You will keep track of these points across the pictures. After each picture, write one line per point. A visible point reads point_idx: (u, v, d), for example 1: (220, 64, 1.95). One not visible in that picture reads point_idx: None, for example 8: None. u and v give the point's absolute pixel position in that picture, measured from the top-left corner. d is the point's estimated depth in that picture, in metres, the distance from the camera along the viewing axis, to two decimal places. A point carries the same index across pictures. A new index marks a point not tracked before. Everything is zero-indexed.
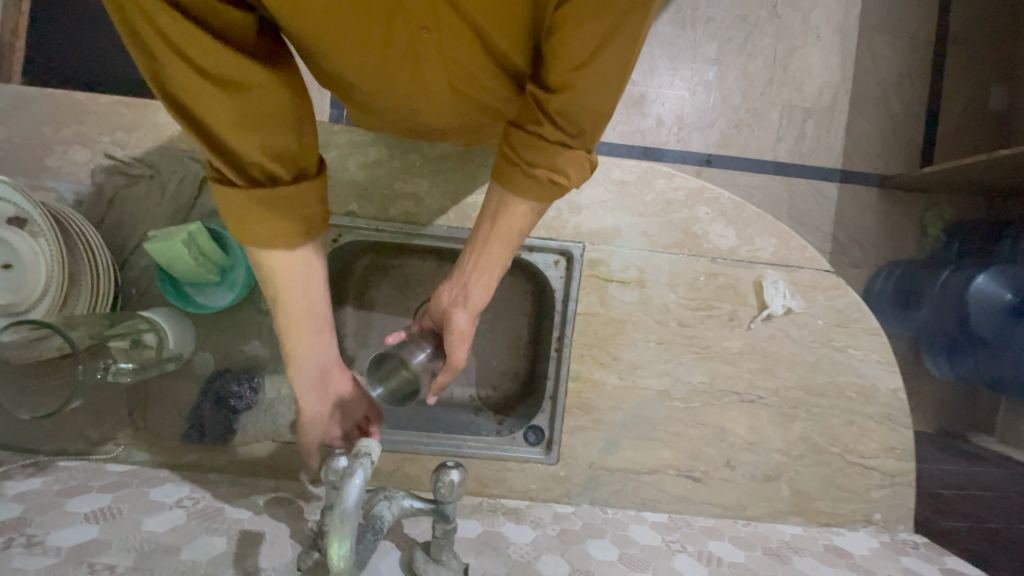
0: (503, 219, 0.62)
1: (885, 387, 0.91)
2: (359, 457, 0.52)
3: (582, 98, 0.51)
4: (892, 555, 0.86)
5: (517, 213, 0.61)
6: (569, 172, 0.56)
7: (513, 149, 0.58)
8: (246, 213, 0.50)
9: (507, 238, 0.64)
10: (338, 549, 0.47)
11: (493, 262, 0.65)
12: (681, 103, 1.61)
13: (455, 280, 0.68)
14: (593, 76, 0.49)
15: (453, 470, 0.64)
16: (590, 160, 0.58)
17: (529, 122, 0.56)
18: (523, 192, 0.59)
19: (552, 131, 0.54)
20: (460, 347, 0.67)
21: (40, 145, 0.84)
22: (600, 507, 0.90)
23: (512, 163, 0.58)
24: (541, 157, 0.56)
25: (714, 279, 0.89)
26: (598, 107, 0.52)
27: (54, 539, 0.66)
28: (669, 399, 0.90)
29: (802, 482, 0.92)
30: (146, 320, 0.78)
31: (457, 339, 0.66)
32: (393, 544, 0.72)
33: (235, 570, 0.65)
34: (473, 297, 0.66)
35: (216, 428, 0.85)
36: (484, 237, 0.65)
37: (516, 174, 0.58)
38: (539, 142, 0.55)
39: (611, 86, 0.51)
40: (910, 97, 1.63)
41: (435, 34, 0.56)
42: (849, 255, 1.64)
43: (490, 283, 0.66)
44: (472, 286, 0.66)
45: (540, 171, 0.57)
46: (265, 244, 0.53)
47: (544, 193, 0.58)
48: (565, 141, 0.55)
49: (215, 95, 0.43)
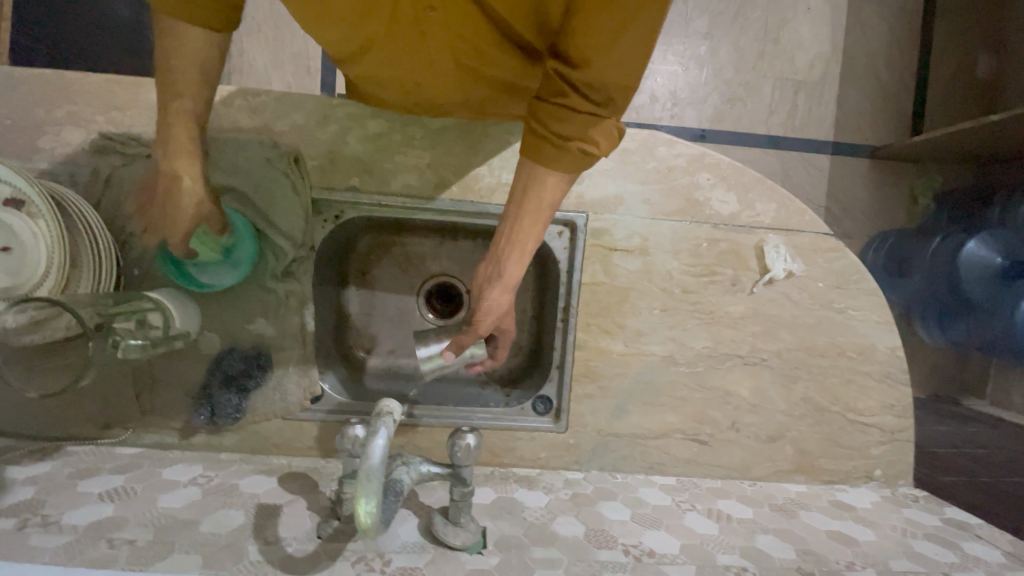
0: (534, 194, 0.61)
1: (884, 346, 0.93)
2: (382, 418, 0.54)
3: (610, 69, 0.52)
4: (893, 507, 0.89)
5: (549, 187, 0.61)
6: (599, 142, 0.57)
7: (539, 122, 0.57)
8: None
9: (539, 212, 0.62)
10: (365, 506, 0.48)
11: (525, 237, 0.63)
12: (674, 79, 1.61)
13: (488, 257, 0.66)
14: (622, 46, 0.51)
15: (468, 434, 0.65)
16: (618, 129, 0.59)
17: (556, 95, 0.56)
18: (554, 164, 0.58)
19: (580, 101, 0.55)
20: (487, 319, 0.68)
21: (31, 126, 0.82)
22: (609, 473, 0.92)
23: (540, 138, 0.58)
24: (572, 127, 0.55)
25: (715, 245, 0.90)
26: (623, 80, 0.54)
27: (69, 518, 0.66)
28: (674, 364, 0.91)
29: (804, 441, 0.94)
30: (151, 299, 0.77)
31: (490, 310, 0.67)
32: (410, 511, 0.73)
33: (255, 539, 0.66)
34: (508, 274, 0.65)
35: (229, 408, 0.84)
36: (516, 209, 0.62)
37: (546, 148, 0.57)
38: (569, 113, 0.55)
39: (638, 59, 0.52)
40: (900, 66, 1.64)
41: (441, 12, 0.58)
42: (841, 226, 1.66)
43: (524, 258, 0.65)
44: (505, 263, 0.64)
45: (572, 143, 0.56)
46: (180, 15, 0.60)
47: (575, 164, 0.58)
48: (595, 111, 0.55)
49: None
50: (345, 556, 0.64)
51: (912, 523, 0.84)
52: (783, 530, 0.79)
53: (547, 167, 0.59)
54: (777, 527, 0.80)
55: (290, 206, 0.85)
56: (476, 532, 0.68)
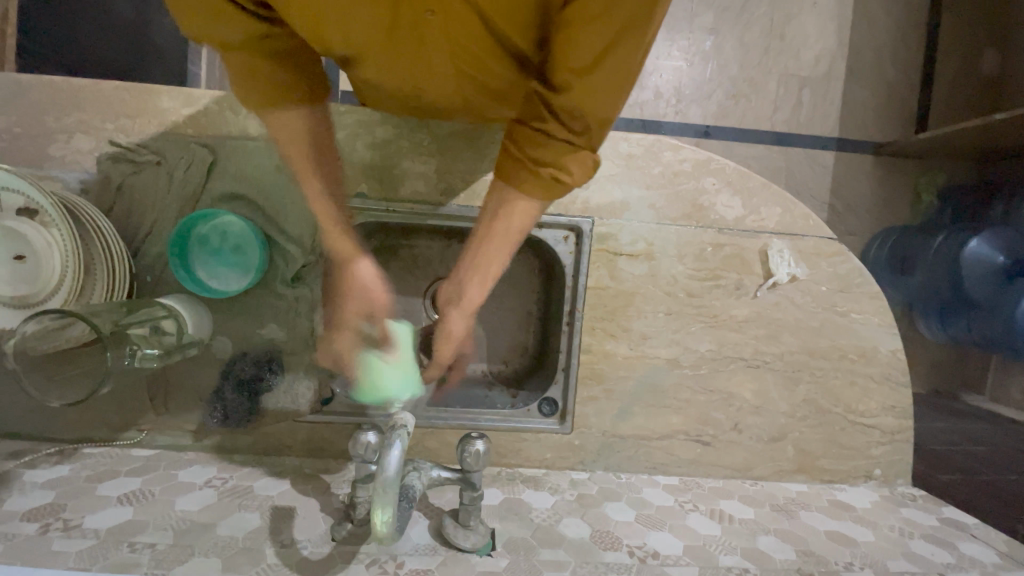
0: (501, 217, 0.61)
1: (885, 348, 0.94)
2: (395, 430, 0.56)
3: (589, 99, 0.52)
4: (892, 507, 0.91)
5: (519, 213, 0.60)
6: (573, 170, 0.57)
7: (518, 146, 0.58)
8: (250, 80, 0.59)
9: (505, 237, 0.62)
10: (381, 516, 0.50)
11: (489, 261, 0.63)
12: (678, 75, 1.60)
13: (454, 278, 0.67)
14: (600, 74, 0.50)
15: (477, 440, 0.67)
16: (595, 159, 0.58)
17: (535, 118, 0.57)
18: (526, 190, 0.59)
19: (556, 128, 0.55)
20: (448, 346, 0.69)
21: (42, 134, 0.83)
22: (614, 473, 0.93)
23: (517, 162, 0.59)
24: (545, 154, 0.56)
25: (720, 250, 0.91)
26: (601, 111, 0.53)
27: (90, 522, 0.68)
28: (678, 367, 0.93)
29: (805, 442, 0.96)
30: (163, 307, 0.79)
31: (449, 337, 0.68)
32: (421, 513, 0.75)
33: (271, 542, 0.68)
34: (469, 298, 0.65)
35: (239, 411, 0.85)
36: (482, 233, 0.63)
37: (521, 172, 0.58)
38: (545, 139, 0.56)
39: (618, 87, 0.52)
40: (906, 62, 1.63)
41: (438, 15, 0.56)
42: (845, 223, 1.67)
43: (485, 284, 0.65)
44: (467, 285, 0.65)
45: (545, 170, 0.57)
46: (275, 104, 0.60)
47: (548, 192, 0.58)
48: (570, 140, 0.55)
49: (226, 12, 0.51)
50: (359, 558, 0.66)
51: (911, 524, 0.86)
52: (783, 531, 0.81)
53: (519, 191, 0.59)
54: (778, 528, 0.82)
55: (299, 213, 0.85)
56: (485, 535, 0.70)
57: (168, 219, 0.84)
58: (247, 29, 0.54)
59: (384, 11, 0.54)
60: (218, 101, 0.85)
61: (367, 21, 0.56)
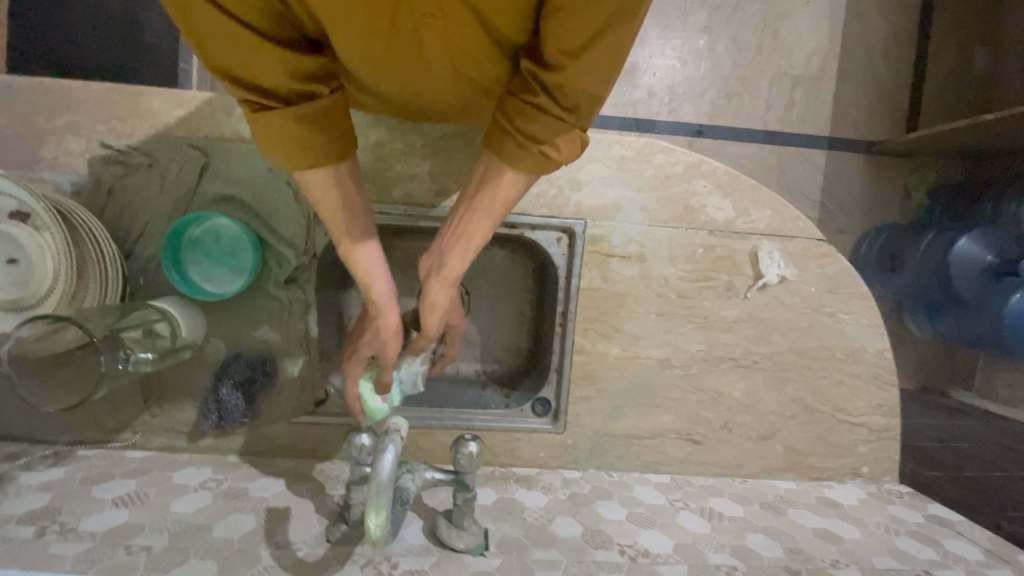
0: (489, 185, 0.60)
1: (872, 348, 0.96)
2: (389, 434, 0.57)
3: (582, 78, 0.51)
4: (878, 504, 0.93)
5: (505, 184, 0.60)
6: (560, 146, 0.56)
7: (506, 120, 0.57)
8: (280, 141, 0.54)
9: (490, 207, 0.61)
10: (376, 519, 0.51)
11: (472, 231, 0.62)
12: (672, 73, 1.60)
13: (438, 249, 0.66)
14: (593, 54, 0.49)
15: (471, 442, 0.67)
16: (583, 139, 0.58)
17: (525, 94, 0.56)
18: (513, 161, 0.58)
19: (547, 102, 0.54)
20: (431, 316, 0.68)
21: (32, 136, 0.83)
22: (605, 471, 0.95)
23: (505, 132, 0.58)
24: (532, 128, 0.55)
25: (711, 251, 0.92)
26: (592, 90, 0.52)
27: (86, 525, 0.69)
28: (669, 367, 0.94)
29: (794, 440, 0.97)
30: (157, 310, 0.79)
31: (428, 305, 0.67)
32: (415, 513, 0.76)
33: (267, 544, 0.68)
34: (450, 268, 0.64)
35: (235, 412, 0.84)
36: (470, 202, 0.62)
37: (509, 144, 0.57)
38: (532, 113, 0.55)
39: (609, 66, 0.51)
40: (897, 62, 1.64)
41: (438, 20, 0.54)
42: (836, 221, 1.68)
43: (466, 253, 0.64)
44: (449, 253, 0.64)
45: (532, 143, 0.56)
46: (310, 164, 0.56)
47: (534, 166, 0.57)
48: (558, 116, 0.54)
49: (260, 46, 0.48)
50: (354, 559, 0.67)
51: (896, 520, 0.88)
52: (772, 528, 0.83)
53: (506, 161, 0.58)
54: (766, 526, 0.84)
55: (292, 214, 0.85)
56: (478, 534, 0.71)
57: (161, 221, 0.84)
58: (282, 68, 0.51)
59: (381, 17, 0.53)
60: (209, 103, 0.84)
61: (364, 30, 0.54)
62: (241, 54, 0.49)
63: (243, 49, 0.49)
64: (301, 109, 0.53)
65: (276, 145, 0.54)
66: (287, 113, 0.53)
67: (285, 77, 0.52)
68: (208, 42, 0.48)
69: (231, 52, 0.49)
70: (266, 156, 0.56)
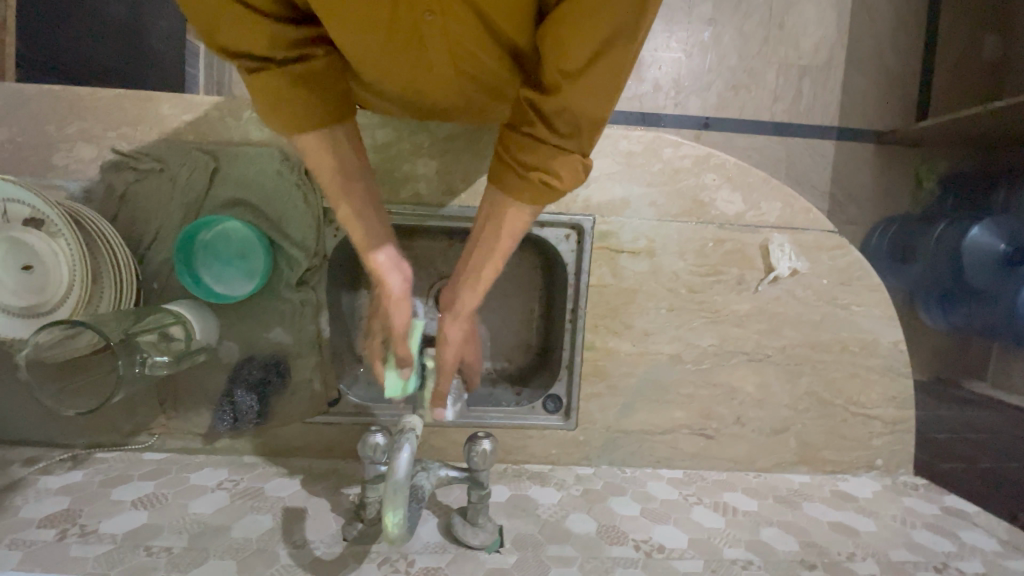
0: (492, 221, 0.59)
1: (886, 340, 0.95)
2: (404, 434, 0.57)
3: (580, 98, 0.49)
4: (894, 496, 0.92)
5: (509, 219, 0.58)
6: (561, 174, 0.54)
7: (507, 151, 0.56)
8: (270, 103, 0.54)
9: (497, 243, 0.60)
10: (393, 518, 0.51)
11: (481, 268, 0.62)
12: (677, 66, 1.59)
13: (453, 284, 0.66)
14: (592, 75, 0.47)
15: (484, 440, 0.68)
16: (586, 164, 0.55)
17: (524, 123, 0.55)
18: (514, 194, 0.56)
19: (544, 129, 0.53)
20: (447, 352, 0.68)
21: (44, 144, 0.84)
22: (618, 467, 0.95)
23: (506, 167, 0.56)
24: (533, 156, 0.54)
25: (721, 245, 0.91)
26: (592, 110, 0.51)
27: (106, 527, 0.70)
28: (680, 362, 0.94)
29: (807, 434, 0.97)
30: (172, 313, 0.79)
31: (446, 344, 0.67)
32: (429, 512, 0.76)
33: (284, 544, 0.69)
34: (464, 303, 0.64)
35: (249, 413, 0.87)
36: (477, 236, 0.62)
37: (509, 178, 0.56)
38: (531, 142, 0.54)
39: (611, 88, 0.49)
40: (905, 50, 1.62)
41: (439, 18, 0.54)
42: (846, 213, 1.67)
43: (477, 289, 0.63)
44: (461, 290, 0.64)
45: (533, 173, 0.54)
46: (297, 128, 0.56)
47: (537, 198, 0.56)
48: (559, 142, 0.53)
49: (252, 20, 0.49)
50: (371, 558, 0.68)
51: (913, 513, 0.88)
52: (787, 522, 0.83)
53: (506, 196, 0.57)
54: (781, 520, 0.83)
55: (302, 216, 0.86)
56: (493, 532, 0.72)
57: (173, 226, 0.85)
58: (272, 39, 0.51)
59: (381, 14, 0.52)
60: (218, 107, 0.85)
61: (365, 26, 0.54)
62: (234, 28, 0.49)
63: (243, 22, 0.49)
64: (292, 76, 0.53)
65: (274, 108, 0.54)
66: (280, 74, 0.52)
67: (276, 47, 0.52)
68: (204, 14, 0.49)
69: (225, 26, 0.49)
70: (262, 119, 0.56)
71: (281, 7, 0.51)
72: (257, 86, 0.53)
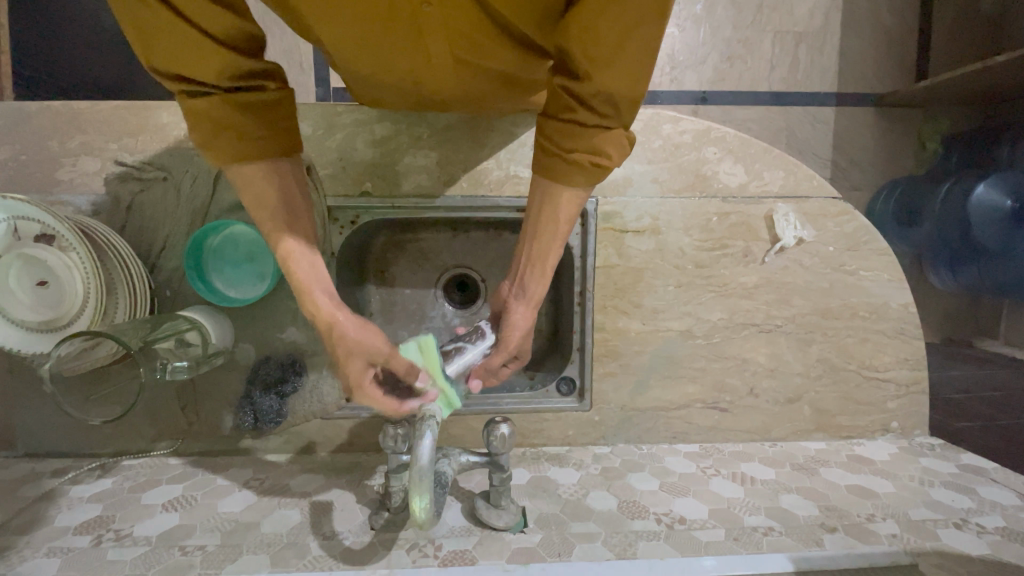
0: (546, 212, 0.60)
1: (896, 303, 0.95)
2: (426, 421, 0.57)
3: (616, 79, 0.50)
4: (910, 457, 0.93)
5: (565, 203, 0.59)
6: (609, 152, 0.55)
7: (549, 141, 0.57)
8: (209, 127, 0.53)
9: (557, 227, 0.61)
10: (420, 502, 0.52)
11: (544, 251, 0.62)
12: (671, 42, 1.57)
13: (512, 278, 0.65)
14: (625, 57, 0.49)
15: (502, 424, 0.69)
16: (629, 138, 0.57)
17: (562, 111, 0.55)
18: (569, 179, 0.57)
19: (587, 115, 0.54)
20: (513, 338, 0.64)
21: (48, 160, 0.84)
22: (635, 444, 0.96)
23: (553, 155, 0.57)
24: (579, 141, 0.55)
25: (726, 219, 0.91)
26: (627, 90, 0.51)
27: (140, 530, 0.72)
28: (691, 338, 0.94)
29: (821, 401, 0.97)
30: (186, 320, 0.81)
31: (514, 328, 0.64)
32: (453, 498, 0.78)
33: (314, 536, 0.71)
34: (534, 291, 0.64)
35: (270, 412, 0.87)
36: (531, 227, 0.62)
37: (559, 166, 0.57)
38: (576, 129, 0.55)
39: (644, 70, 0.50)
40: (902, 9, 1.59)
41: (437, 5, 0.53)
42: (849, 179, 1.65)
43: (545, 274, 0.63)
44: (529, 279, 0.63)
45: (579, 155, 0.56)
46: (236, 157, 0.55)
47: (589, 179, 0.57)
48: (601, 123, 0.54)
49: (203, 44, 0.48)
50: (399, 544, 0.69)
51: (930, 472, 0.88)
52: (805, 488, 0.84)
53: (560, 182, 0.58)
54: (800, 486, 0.84)
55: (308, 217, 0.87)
56: (517, 513, 0.73)
57: (181, 233, 0.86)
58: (217, 68, 0.50)
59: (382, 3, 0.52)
60: None
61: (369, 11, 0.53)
62: (175, 46, 0.48)
63: (191, 49, 0.48)
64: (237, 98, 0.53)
65: (209, 133, 0.53)
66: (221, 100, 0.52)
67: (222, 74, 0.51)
68: (146, 32, 0.48)
69: (166, 46, 0.48)
70: (197, 144, 0.55)
71: (239, 37, 0.50)
72: (196, 108, 0.52)
